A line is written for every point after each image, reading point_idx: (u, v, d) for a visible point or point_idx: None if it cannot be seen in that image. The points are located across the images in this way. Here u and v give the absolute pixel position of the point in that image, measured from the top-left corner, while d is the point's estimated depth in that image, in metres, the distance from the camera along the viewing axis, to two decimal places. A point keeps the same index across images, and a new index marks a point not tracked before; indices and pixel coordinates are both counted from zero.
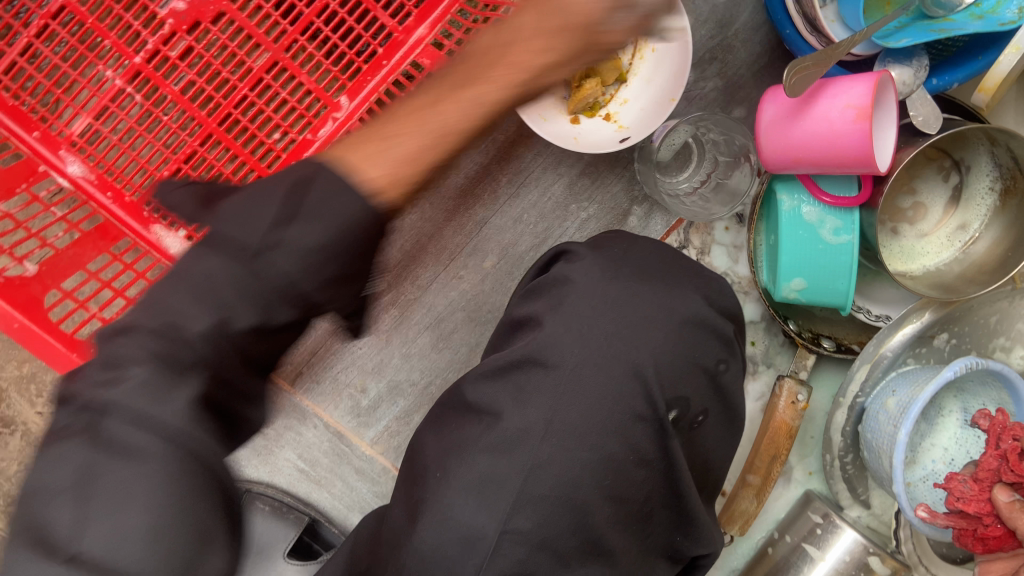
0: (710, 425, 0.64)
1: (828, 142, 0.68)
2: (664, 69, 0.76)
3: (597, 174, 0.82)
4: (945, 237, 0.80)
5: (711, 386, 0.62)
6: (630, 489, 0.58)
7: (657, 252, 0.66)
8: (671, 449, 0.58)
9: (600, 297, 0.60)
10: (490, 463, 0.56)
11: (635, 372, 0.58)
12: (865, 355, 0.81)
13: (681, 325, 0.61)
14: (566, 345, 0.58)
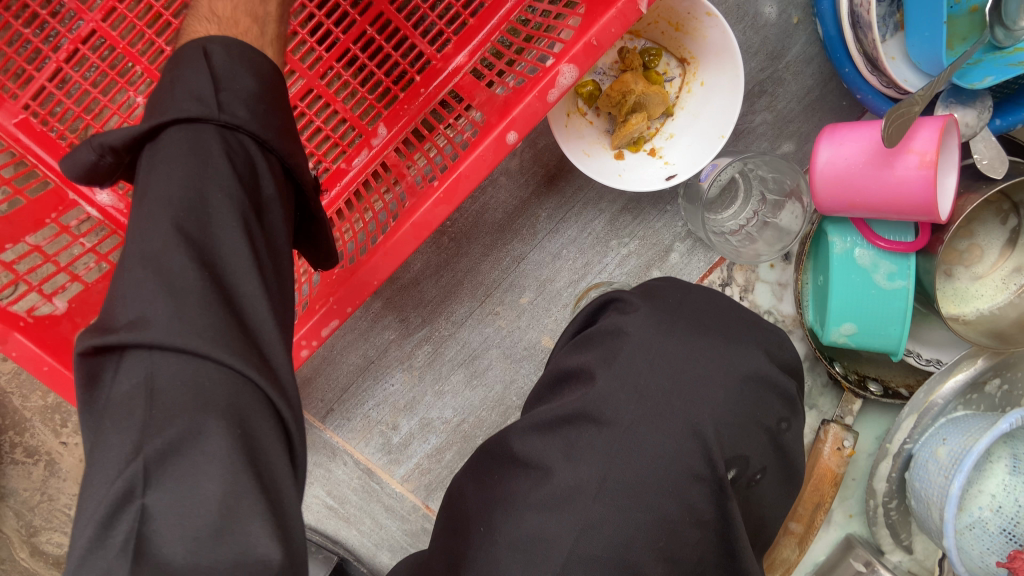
0: (768, 482, 0.57)
1: (889, 188, 0.65)
2: (714, 103, 0.73)
3: (639, 211, 0.79)
4: (999, 281, 0.77)
5: (774, 448, 0.56)
6: (684, 550, 0.51)
7: (711, 305, 0.59)
8: (731, 512, 0.52)
9: (656, 352, 0.54)
10: (540, 521, 0.49)
11: (693, 432, 0.52)
12: (914, 402, 0.79)
13: (742, 381, 0.54)
14: (621, 402, 0.52)
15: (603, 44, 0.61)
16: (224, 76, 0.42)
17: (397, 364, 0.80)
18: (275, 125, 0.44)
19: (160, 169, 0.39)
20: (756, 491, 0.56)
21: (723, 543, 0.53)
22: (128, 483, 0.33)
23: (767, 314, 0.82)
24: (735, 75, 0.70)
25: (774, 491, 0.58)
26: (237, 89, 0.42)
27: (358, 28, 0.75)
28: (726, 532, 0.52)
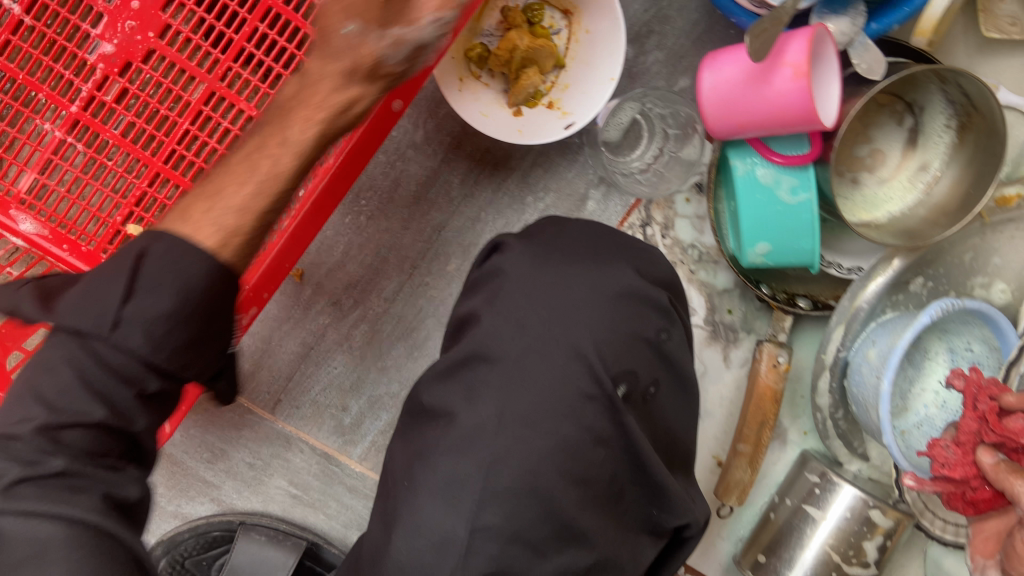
0: (664, 394, 0.59)
1: (770, 103, 0.67)
2: (600, 48, 0.75)
3: (549, 163, 0.81)
4: (906, 181, 0.79)
5: (658, 357, 0.57)
6: (592, 470, 0.53)
7: (583, 234, 0.61)
8: (628, 426, 0.54)
9: (530, 285, 0.56)
10: (451, 466, 0.52)
11: (575, 354, 0.54)
12: (841, 311, 0.80)
13: (614, 299, 0.56)
14: (503, 336, 0.55)
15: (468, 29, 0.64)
16: (143, 286, 0.51)
17: (337, 346, 0.81)
18: (179, 337, 0.51)
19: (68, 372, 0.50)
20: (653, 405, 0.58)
21: (624, 459, 0.55)
22: None
23: (691, 248, 0.85)
24: (615, 17, 0.72)
25: (673, 403, 0.60)
26: (145, 305, 0.50)
27: (249, 25, 0.77)
28: (627, 446, 0.55)
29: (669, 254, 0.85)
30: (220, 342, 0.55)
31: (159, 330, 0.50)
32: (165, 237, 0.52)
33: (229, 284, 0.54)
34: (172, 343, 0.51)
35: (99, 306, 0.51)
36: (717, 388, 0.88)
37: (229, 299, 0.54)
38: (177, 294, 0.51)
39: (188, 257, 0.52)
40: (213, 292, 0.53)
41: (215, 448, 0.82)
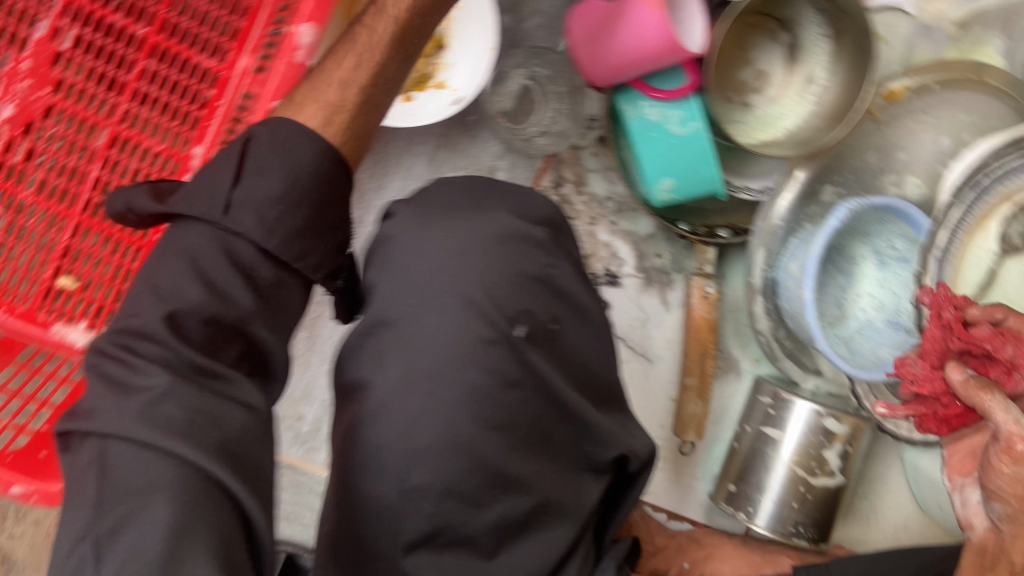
0: (572, 332, 0.55)
1: (635, 41, 0.69)
2: (475, 23, 0.78)
3: (451, 143, 0.83)
4: (796, 95, 0.81)
5: (552, 294, 0.54)
6: (507, 413, 0.51)
7: (465, 187, 0.59)
8: (532, 364, 0.51)
9: (415, 244, 0.54)
10: (371, 436, 0.51)
11: (465, 302, 0.51)
12: (758, 234, 0.82)
13: (497, 241, 0.54)
14: (398, 299, 0.52)
15: (407, 30, 0.63)
16: (253, 171, 0.52)
17: (282, 357, 0.83)
18: (291, 225, 0.51)
19: (162, 270, 0.49)
20: (560, 345, 0.53)
21: (544, 401, 0.52)
22: (81, 559, 0.39)
23: (607, 200, 0.87)
24: None
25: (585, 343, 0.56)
26: (259, 187, 0.51)
27: (140, 64, 0.75)
28: (542, 383, 0.52)
29: (588, 211, 0.87)
30: (335, 235, 0.55)
31: (269, 214, 0.51)
32: (270, 125, 0.55)
33: (338, 171, 0.56)
34: (283, 227, 0.51)
35: (208, 191, 0.51)
36: (661, 331, 0.90)
37: (336, 189, 0.55)
38: (287, 178, 0.52)
39: (296, 143, 0.54)
40: (318, 179, 0.54)
41: None
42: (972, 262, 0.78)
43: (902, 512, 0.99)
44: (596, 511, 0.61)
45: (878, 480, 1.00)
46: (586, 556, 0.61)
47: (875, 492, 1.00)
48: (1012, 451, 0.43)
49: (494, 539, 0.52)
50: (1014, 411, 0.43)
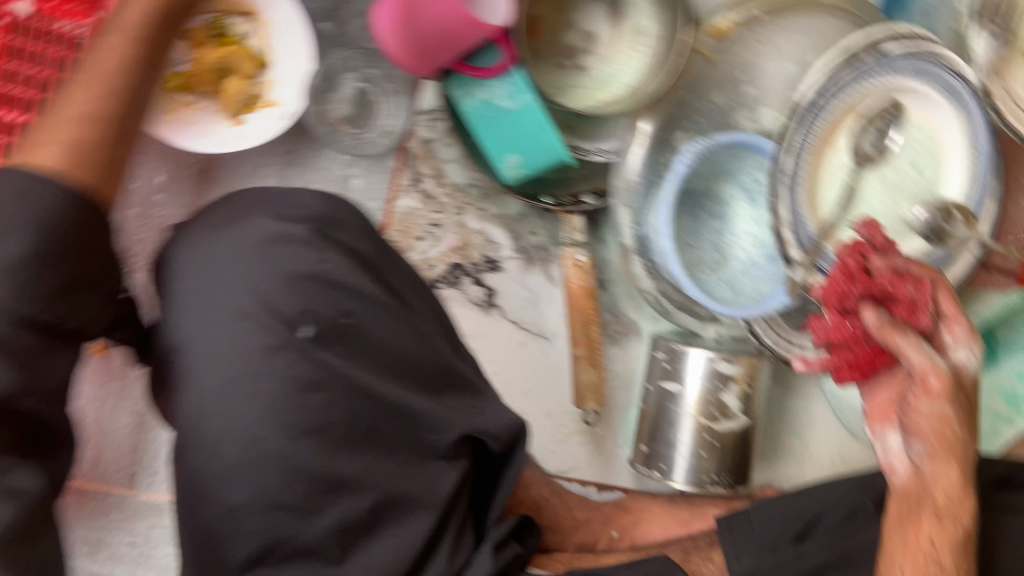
0: (372, 321, 0.54)
1: (437, 25, 0.70)
2: (289, 34, 0.78)
3: (297, 157, 0.82)
4: (630, 49, 0.81)
5: (339, 288, 0.54)
6: (315, 417, 0.50)
7: (229, 202, 0.56)
8: (326, 361, 0.50)
9: (189, 267, 0.53)
10: (186, 466, 0.50)
11: (242, 313, 0.51)
12: (618, 193, 0.82)
13: (262, 245, 0.53)
14: (180, 325, 0.52)
15: (155, 44, 0.62)
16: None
17: None
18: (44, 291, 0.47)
19: None
20: (359, 335, 0.54)
21: (355, 396, 0.52)
22: None
23: (470, 186, 0.86)
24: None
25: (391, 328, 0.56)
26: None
27: None
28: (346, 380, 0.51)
29: (452, 202, 0.86)
30: (97, 287, 0.52)
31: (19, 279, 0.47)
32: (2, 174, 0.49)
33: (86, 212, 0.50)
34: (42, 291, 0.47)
35: None
36: (552, 308, 0.90)
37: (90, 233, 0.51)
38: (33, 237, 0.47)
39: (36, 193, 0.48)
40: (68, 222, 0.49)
41: (91, 540, 0.82)
42: (828, 183, 0.78)
43: (831, 442, 0.98)
44: (464, 493, 0.62)
45: (801, 413, 0.99)
46: (467, 533, 0.62)
47: (802, 427, 0.99)
48: (925, 383, 0.54)
49: (337, 544, 0.52)
50: (925, 351, 0.54)
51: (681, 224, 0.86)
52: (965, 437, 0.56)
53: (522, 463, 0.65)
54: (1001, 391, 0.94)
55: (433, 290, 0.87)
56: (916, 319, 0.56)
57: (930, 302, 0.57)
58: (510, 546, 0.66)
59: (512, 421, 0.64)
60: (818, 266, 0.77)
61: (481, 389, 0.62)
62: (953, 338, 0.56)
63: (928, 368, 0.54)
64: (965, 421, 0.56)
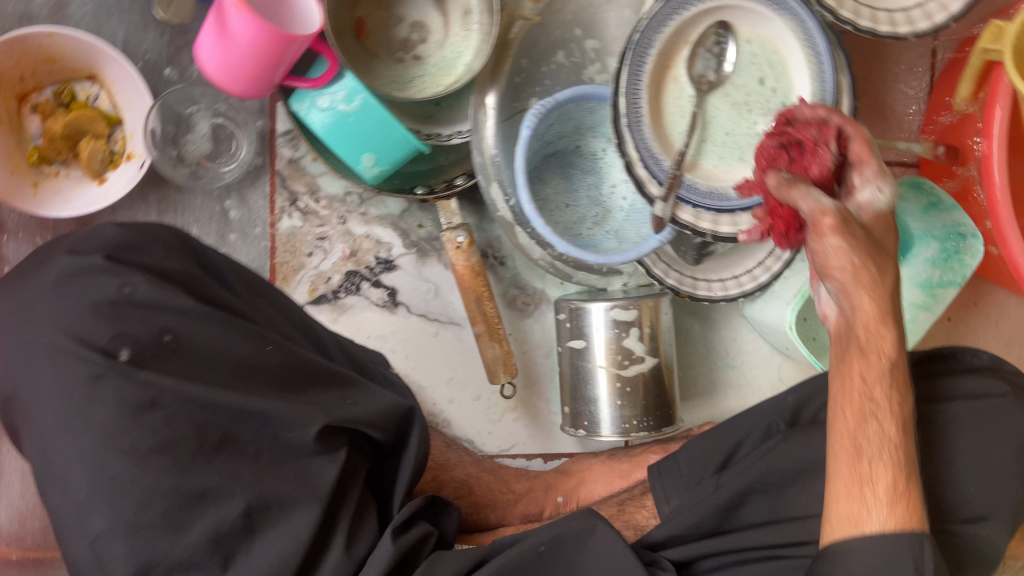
0: (193, 332, 0.56)
1: (248, 49, 0.71)
2: (129, 89, 0.81)
3: (172, 203, 0.85)
4: (461, 29, 0.82)
5: (149, 309, 0.55)
6: (151, 436, 0.52)
7: (35, 254, 0.60)
8: (149, 378, 0.53)
9: (14, 318, 0.56)
10: (49, 504, 0.53)
11: (56, 350, 0.53)
12: (480, 169, 0.83)
13: (62, 282, 0.56)
14: (13, 374, 0.55)
15: None
16: None
17: None
18: None
19: None
20: (185, 350, 0.55)
21: (196, 408, 0.54)
22: None
23: (347, 195, 0.88)
24: (114, 58, 0.79)
25: (219, 338, 0.57)
26: None
27: None
28: (180, 395, 0.54)
29: (332, 212, 0.88)
30: None
31: None
32: None
33: None
34: None
35: None
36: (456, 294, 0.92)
37: None
38: None
39: None
40: None
41: None
42: (673, 115, 0.79)
43: (764, 365, 0.98)
44: (358, 477, 0.65)
45: (730, 343, 0.99)
46: (367, 513, 0.65)
47: (734, 357, 0.99)
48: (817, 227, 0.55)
49: (215, 553, 0.53)
50: (814, 195, 0.54)
51: (554, 186, 0.88)
52: (883, 270, 0.55)
53: (418, 441, 0.68)
54: (916, 282, 0.91)
55: (335, 300, 0.90)
56: (823, 158, 0.61)
57: (834, 141, 0.61)
58: (418, 526, 0.68)
59: (390, 403, 0.66)
60: (679, 197, 0.78)
61: (352, 379, 0.64)
62: (862, 178, 0.60)
63: (820, 210, 0.54)
64: (864, 253, 0.55)
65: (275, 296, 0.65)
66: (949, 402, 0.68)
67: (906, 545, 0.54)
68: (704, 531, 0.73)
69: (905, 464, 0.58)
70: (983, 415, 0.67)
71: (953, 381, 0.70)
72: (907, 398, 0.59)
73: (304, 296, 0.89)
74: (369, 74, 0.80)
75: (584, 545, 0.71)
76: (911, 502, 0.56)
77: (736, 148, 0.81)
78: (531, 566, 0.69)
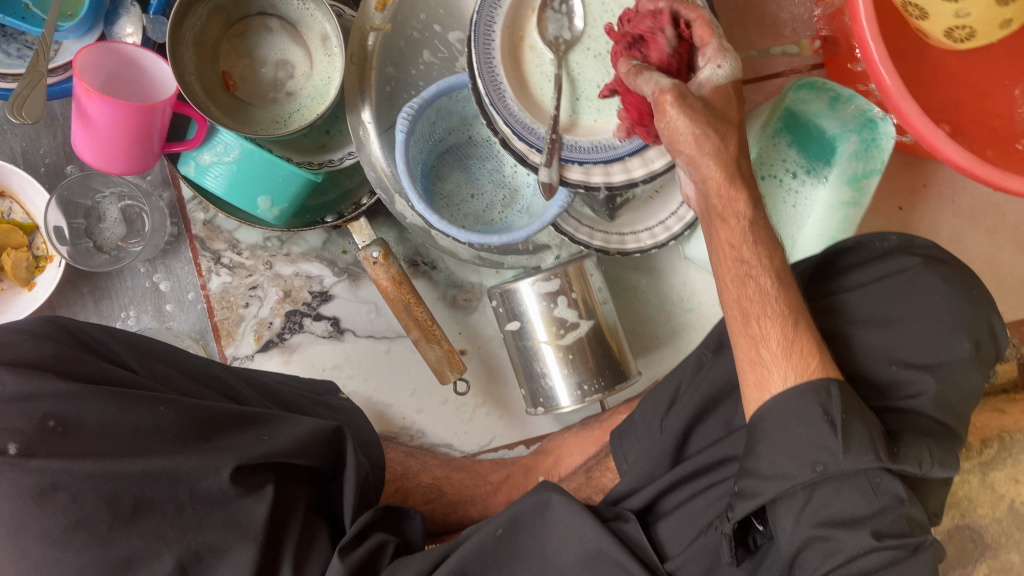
0: (79, 408, 0.61)
1: (112, 127, 0.74)
2: (31, 196, 0.85)
3: (106, 291, 0.89)
4: (323, 55, 0.85)
5: (29, 401, 0.59)
6: (59, 516, 0.57)
7: None
8: (41, 464, 0.57)
9: None
10: None
11: None
12: (378, 182, 0.86)
13: None
14: None
15: None
16: None
17: None
18: None
19: None
20: (72, 430, 0.60)
21: (95, 481, 0.58)
22: None
23: (267, 240, 0.91)
24: (10, 171, 0.83)
25: (105, 412, 0.61)
26: None
27: None
28: (76, 474, 0.58)
29: (256, 259, 0.91)
30: None
31: None
32: None
33: None
34: None
35: None
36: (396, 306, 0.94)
37: None
38: None
39: None
40: None
41: None
42: (540, 82, 0.80)
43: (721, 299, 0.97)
44: (298, 505, 0.70)
45: (681, 287, 0.98)
46: (316, 539, 0.70)
47: (690, 300, 0.98)
48: (663, 105, 0.62)
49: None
50: (653, 78, 0.63)
51: (455, 180, 0.88)
52: (721, 137, 0.64)
53: (352, 451, 0.73)
54: (842, 179, 0.89)
55: (281, 343, 0.92)
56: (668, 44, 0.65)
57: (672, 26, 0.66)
58: (374, 537, 0.72)
59: (308, 432, 0.72)
60: (564, 159, 0.78)
61: (264, 416, 0.70)
62: (703, 59, 0.64)
63: (660, 91, 0.62)
64: (705, 124, 0.63)
65: (170, 355, 0.72)
66: (850, 293, 0.75)
67: (806, 396, 0.62)
68: (662, 471, 0.76)
69: (790, 314, 0.66)
70: (889, 295, 0.73)
71: (857, 270, 0.76)
72: (766, 252, 0.68)
73: (252, 345, 0.91)
74: (247, 125, 0.83)
75: (543, 517, 0.74)
76: (805, 348, 0.65)
77: (611, 97, 0.81)
78: (493, 549, 0.73)
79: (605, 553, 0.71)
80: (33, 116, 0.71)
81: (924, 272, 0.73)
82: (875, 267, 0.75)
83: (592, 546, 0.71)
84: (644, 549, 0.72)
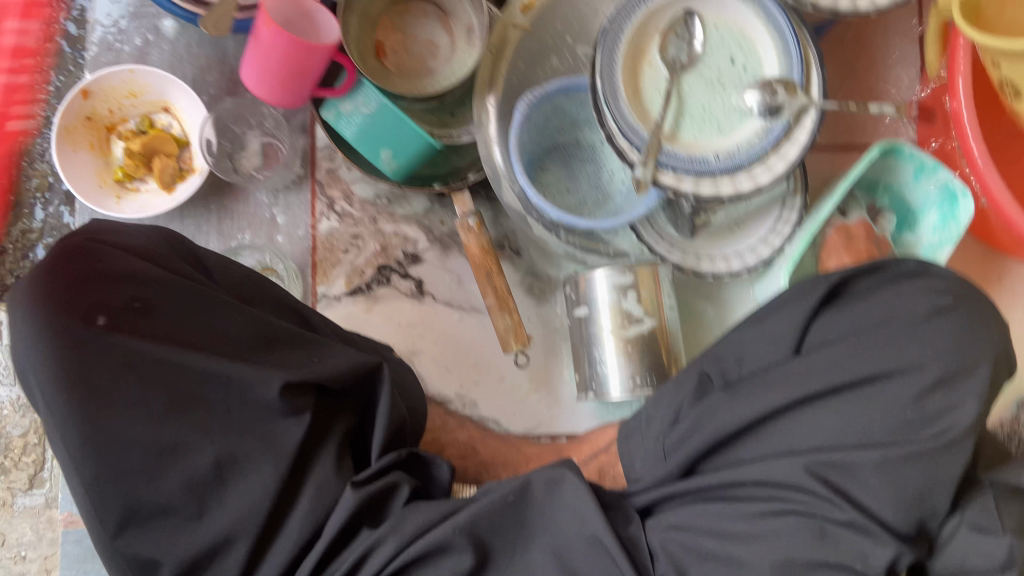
0: (163, 301, 0.66)
1: (279, 59, 0.86)
2: (195, 115, 0.97)
3: (229, 211, 1.00)
4: (466, 44, 0.96)
5: (127, 281, 0.65)
6: (145, 390, 0.62)
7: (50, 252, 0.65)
8: (120, 341, 0.62)
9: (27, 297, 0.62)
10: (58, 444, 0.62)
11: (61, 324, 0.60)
12: (488, 162, 0.93)
13: (61, 260, 0.64)
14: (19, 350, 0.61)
15: None
16: None
17: None
18: None
19: None
20: (153, 313, 0.65)
21: (164, 367, 0.63)
22: None
23: (377, 197, 1.01)
24: (186, 89, 0.96)
25: (184, 311, 0.67)
26: None
27: None
28: (147, 356, 0.62)
29: (365, 214, 1.01)
30: None
31: None
32: None
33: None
34: None
35: None
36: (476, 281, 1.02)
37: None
38: None
39: None
40: None
41: None
42: (650, 92, 0.88)
43: None
44: (336, 427, 0.72)
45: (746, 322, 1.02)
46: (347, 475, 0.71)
47: None
48: None
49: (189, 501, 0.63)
50: None
51: (555, 174, 0.97)
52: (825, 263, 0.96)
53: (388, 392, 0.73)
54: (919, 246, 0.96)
55: (368, 291, 1.00)
56: None
57: None
58: (390, 477, 0.71)
59: (355, 361, 0.73)
60: (660, 162, 0.86)
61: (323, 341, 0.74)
62: None
63: None
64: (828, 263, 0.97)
65: (254, 280, 0.78)
66: (878, 328, 0.66)
67: None
68: None
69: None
70: (903, 335, 0.65)
71: (883, 298, 0.69)
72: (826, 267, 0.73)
73: (342, 288, 1.00)
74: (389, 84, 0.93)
75: (557, 495, 0.70)
76: None
77: (713, 122, 0.87)
78: (505, 517, 0.68)
79: (600, 541, 0.66)
80: (217, 32, 0.84)
81: (937, 316, 0.66)
82: (889, 305, 0.68)
83: (592, 534, 0.67)
84: (638, 552, 0.66)
